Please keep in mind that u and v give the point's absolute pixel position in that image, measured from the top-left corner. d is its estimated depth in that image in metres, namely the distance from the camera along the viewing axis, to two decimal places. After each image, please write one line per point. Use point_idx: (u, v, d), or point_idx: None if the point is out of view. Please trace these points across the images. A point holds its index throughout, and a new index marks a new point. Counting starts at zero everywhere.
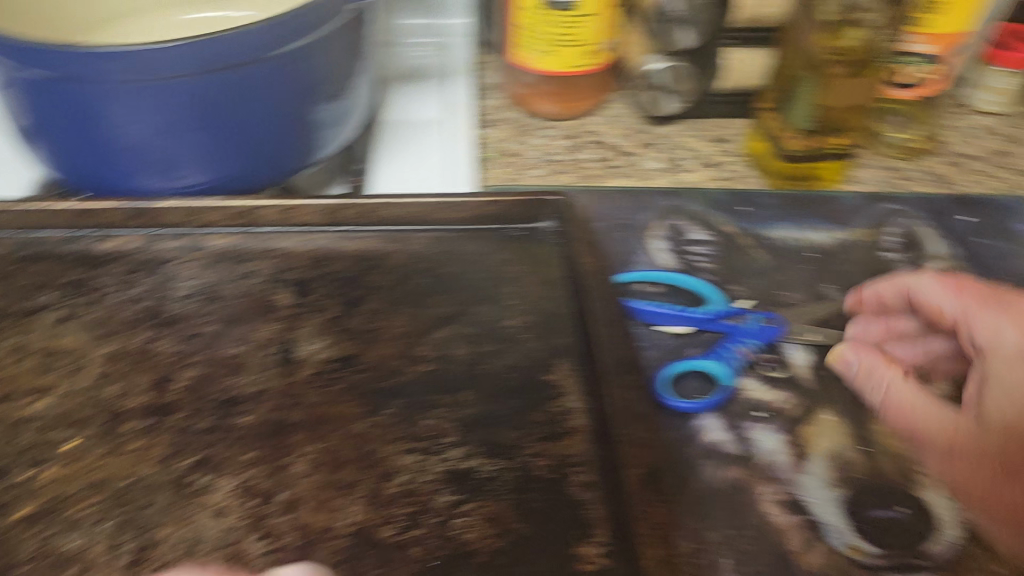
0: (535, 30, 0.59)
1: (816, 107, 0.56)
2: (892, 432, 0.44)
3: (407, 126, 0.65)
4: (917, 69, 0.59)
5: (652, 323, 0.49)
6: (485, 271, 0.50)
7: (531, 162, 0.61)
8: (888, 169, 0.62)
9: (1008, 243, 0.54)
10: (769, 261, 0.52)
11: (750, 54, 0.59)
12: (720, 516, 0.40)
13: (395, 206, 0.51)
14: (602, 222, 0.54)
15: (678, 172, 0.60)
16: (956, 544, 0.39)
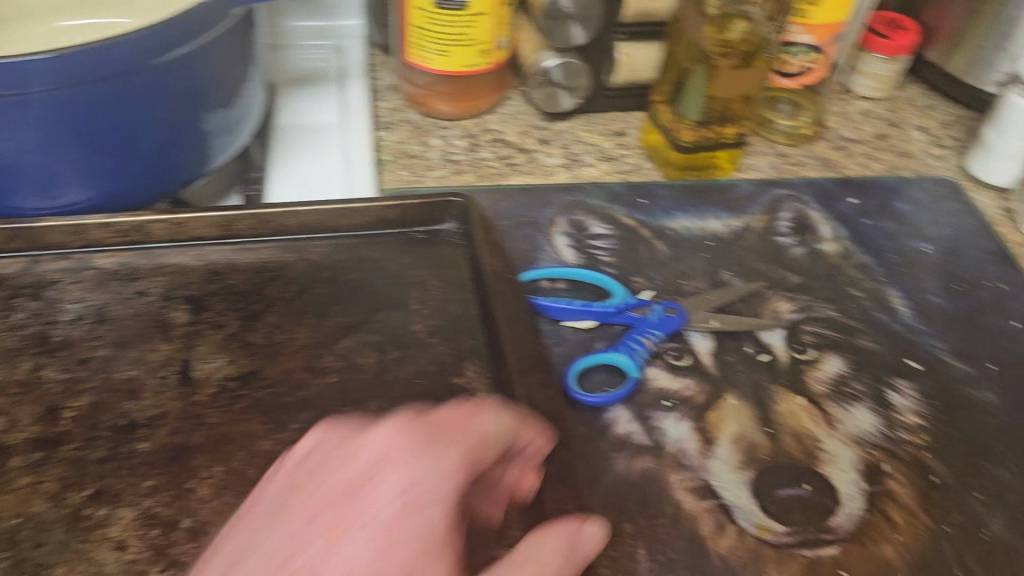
0: (427, 31, 0.58)
1: (706, 98, 0.56)
2: (793, 412, 0.45)
3: (300, 131, 0.63)
4: (800, 59, 0.60)
5: (559, 320, 0.49)
6: (387, 276, 0.49)
7: (430, 163, 0.60)
8: (778, 156, 0.64)
9: (892, 223, 0.56)
10: (670, 251, 0.53)
11: (642, 49, 0.60)
12: (633, 507, 0.40)
13: (291, 215, 0.50)
14: (504, 221, 0.54)
15: (577, 167, 0.61)
16: (857, 516, 0.41)
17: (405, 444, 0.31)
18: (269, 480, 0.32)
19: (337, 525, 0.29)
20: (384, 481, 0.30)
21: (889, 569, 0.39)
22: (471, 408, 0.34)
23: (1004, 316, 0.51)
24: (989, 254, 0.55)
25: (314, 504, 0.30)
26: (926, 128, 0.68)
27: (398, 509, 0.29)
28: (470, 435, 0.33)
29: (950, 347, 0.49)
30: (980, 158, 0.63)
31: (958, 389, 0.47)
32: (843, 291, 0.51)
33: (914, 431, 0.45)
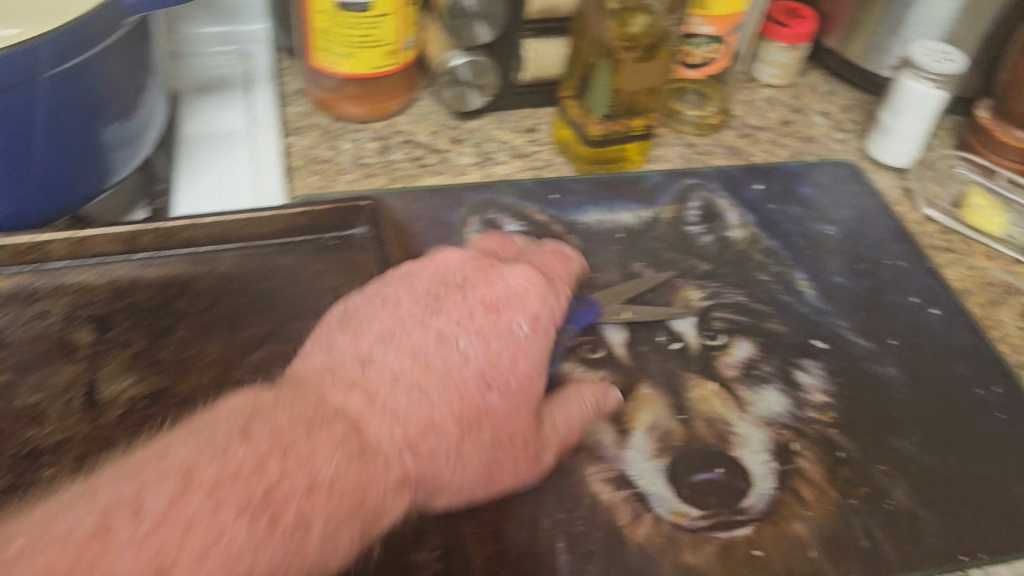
0: (329, 34, 0.57)
1: (612, 93, 0.56)
2: (705, 398, 0.46)
3: (207, 140, 0.62)
4: (703, 50, 0.61)
5: None
6: (299, 285, 0.49)
7: (341, 167, 0.59)
8: (687, 146, 0.65)
9: (797, 207, 0.58)
10: (582, 245, 0.53)
11: (549, 44, 0.60)
12: (551, 501, 0.41)
13: (198, 227, 0.49)
14: (417, 222, 0.54)
15: (489, 166, 0.61)
16: (769, 495, 0.42)
17: (540, 287, 0.43)
18: (410, 286, 0.42)
19: (483, 330, 0.40)
20: (514, 316, 0.41)
21: (800, 544, 0.40)
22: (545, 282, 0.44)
23: (904, 293, 0.53)
24: (890, 233, 0.57)
25: (461, 309, 0.41)
26: (828, 113, 0.70)
27: (526, 329, 0.41)
28: (548, 298, 0.43)
29: (854, 325, 0.51)
30: (879, 140, 0.65)
31: (862, 366, 0.48)
32: (751, 277, 0.53)
33: (822, 409, 0.46)
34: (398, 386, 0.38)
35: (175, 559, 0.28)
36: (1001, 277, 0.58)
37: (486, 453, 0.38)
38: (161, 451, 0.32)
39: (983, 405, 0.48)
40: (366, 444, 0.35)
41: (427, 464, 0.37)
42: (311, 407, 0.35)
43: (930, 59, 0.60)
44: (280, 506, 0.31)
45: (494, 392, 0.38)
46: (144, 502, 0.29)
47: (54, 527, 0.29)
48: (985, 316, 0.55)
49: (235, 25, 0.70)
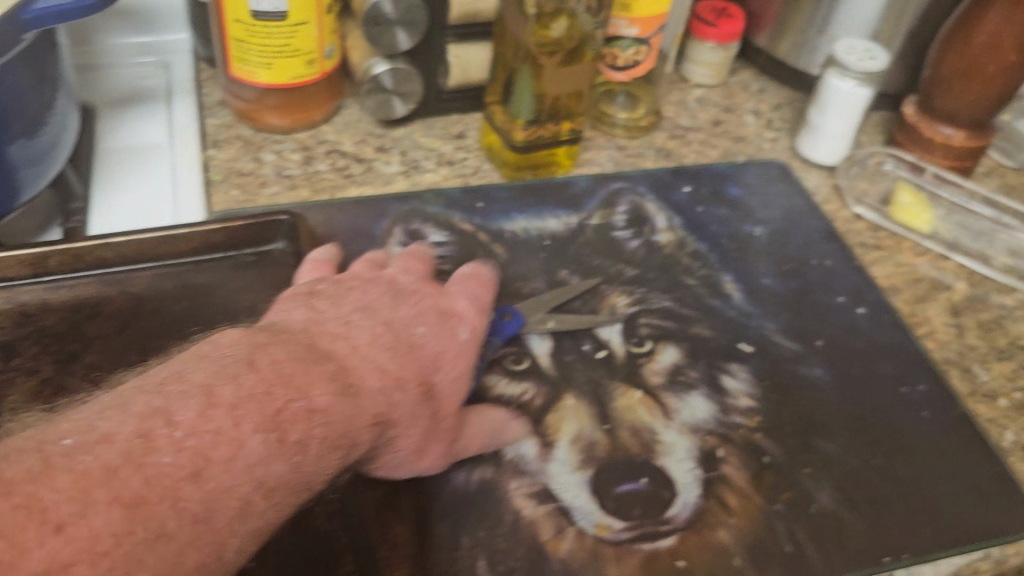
0: (246, 44, 0.56)
1: (536, 98, 0.55)
2: (630, 407, 0.45)
3: (124, 153, 0.60)
4: (628, 52, 0.61)
5: None
6: (215, 304, 0.47)
7: (264, 180, 0.58)
8: (618, 149, 0.64)
9: (725, 208, 0.58)
10: (507, 254, 0.53)
11: (472, 48, 0.59)
12: (472, 519, 0.40)
13: (107, 247, 0.47)
14: (339, 235, 0.53)
15: (416, 174, 0.60)
16: (693, 504, 0.42)
17: (475, 305, 0.46)
18: (372, 281, 0.44)
19: (437, 325, 0.42)
20: (458, 323, 0.43)
21: (723, 552, 0.40)
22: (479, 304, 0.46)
23: (831, 292, 0.53)
24: (817, 232, 0.57)
25: (419, 303, 0.43)
26: (758, 112, 0.70)
27: (467, 334, 0.43)
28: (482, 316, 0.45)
29: (780, 326, 0.50)
30: (808, 138, 0.65)
31: (789, 368, 0.48)
32: (678, 281, 0.52)
33: (748, 413, 0.46)
34: (376, 347, 0.38)
35: (206, 463, 0.30)
36: (928, 272, 0.59)
37: (429, 425, 0.39)
38: (177, 371, 0.33)
39: (907, 403, 0.48)
40: (356, 383, 0.35)
41: (395, 416, 0.37)
42: (305, 346, 0.36)
43: (855, 57, 0.60)
44: (291, 426, 0.32)
45: (441, 374, 0.40)
46: (174, 413, 0.31)
47: (94, 429, 0.29)
48: (911, 313, 0.55)
49: (155, 36, 0.68)
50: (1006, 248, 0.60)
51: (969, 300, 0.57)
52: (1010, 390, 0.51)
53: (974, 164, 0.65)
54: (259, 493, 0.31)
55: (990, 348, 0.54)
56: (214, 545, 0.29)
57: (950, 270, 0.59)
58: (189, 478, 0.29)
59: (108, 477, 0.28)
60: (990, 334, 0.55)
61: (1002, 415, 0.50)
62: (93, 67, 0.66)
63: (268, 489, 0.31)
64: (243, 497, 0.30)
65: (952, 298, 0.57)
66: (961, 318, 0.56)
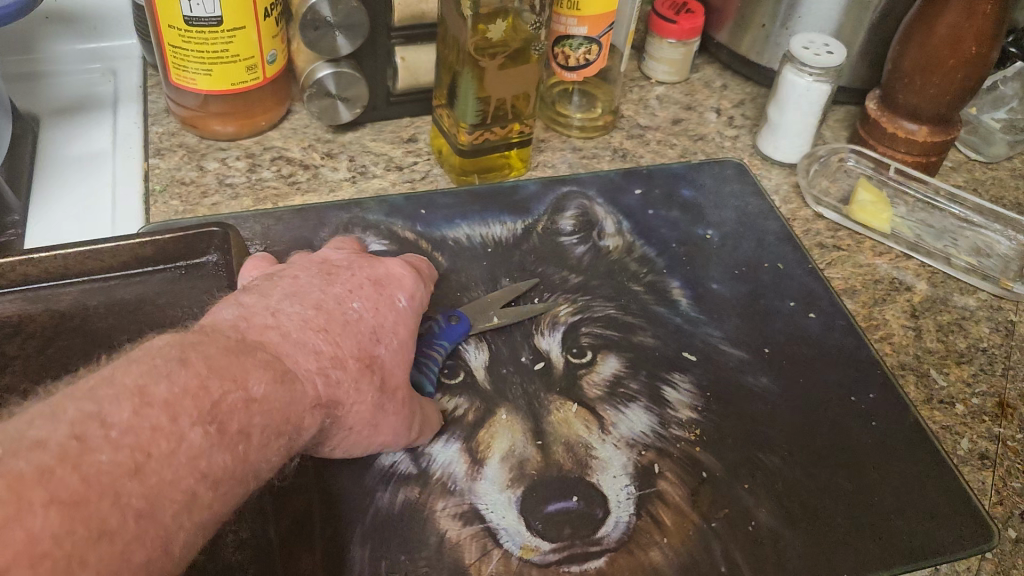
0: (182, 51, 0.54)
1: (479, 103, 0.54)
2: (566, 421, 0.44)
3: (63, 165, 0.59)
4: (579, 51, 0.59)
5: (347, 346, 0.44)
6: (141, 319, 0.46)
7: (206, 189, 0.57)
8: (574, 150, 0.63)
9: (676, 211, 0.56)
10: (449, 262, 0.51)
11: (418, 51, 0.58)
12: (393, 542, 0.39)
13: (32, 263, 0.47)
14: (275, 246, 0.51)
15: (363, 180, 0.59)
16: (626, 522, 0.40)
17: (412, 271, 0.44)
18: (300, 267, 0.40)
19: (372, 298, 0.39)
20: (395, 290, 0.41)
21: (654, 572, 0.39)
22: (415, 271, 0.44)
23: (783, 296, 0.52)
24: (773, 234, 0.56)
25: (351, 280, 0.40)
26: (720, 109, 0.68)
27: (406, 302, 0.41)
28: (418, 285, 0.44)
29: (725, 334, 0.49)
30: (768, 137, 0.63)
31: (732, 378, 0.47)
32: (624, 288, 0.51)
33: (688, 426, 0.44)
34: (309, 330, 0.35)
35: (147, 458, 0.26)
36: (888, 273, 0.57)
37: (377, 398, 0.37)
38: (97, 374, 0.28)
39: (856, 413, 0.46)
40: (291, 369, 0.33)
41: (335, 395, 0.34)
42: (234, 340, 0.32)
43: (811, 53, 0.58)
44: (227, 417, 0.29)
45: (385, 346, 0.38)
46: (105, 413, 0.26)
47: (20, 437, 0.24)
48: (869, 316, 0.54)
49: (102, 42, 0.67)
50: (971, 247, 0.58)
51: (930, 301, 0.55)
52: (967, 395, 0.50)
53: (941, 160, 0.63)
54: (204, 484, 0.27)
55: (949, 351, 0.52)
56: (160, 542, 0.26)
57: (911, 270, 0.57)
58: (132, 474, 0.25)
59: (46, 479, 0.23)
60: (949, 337, 0.53)
61: (956, 422, 0.48)
62: (38, 76, 0.65)
63: (212, 480, 0.28)
64: (185, 491, 0.27)
65: (912, 300, 0.55)
66: (919, 320, 0.54)
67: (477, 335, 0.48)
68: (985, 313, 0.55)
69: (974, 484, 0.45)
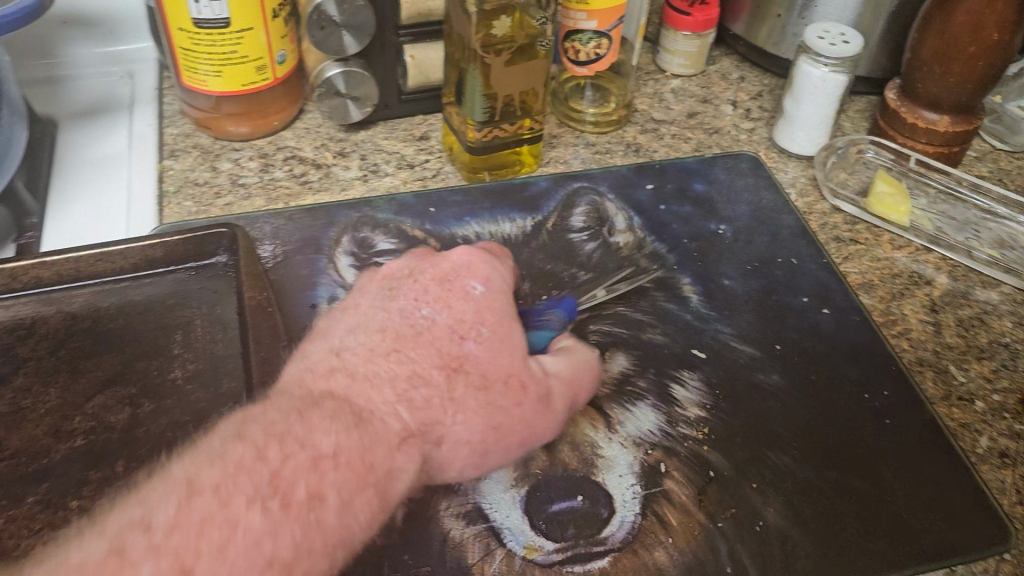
0: (191, 54, 0.54)
1: (486, 100, 0.53)
2: (572, 420, 0.44)
3: (81, 167, 0.60)
4: (589, 45, 0.58)
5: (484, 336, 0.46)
6: (151, 320, 0.47)
7: (219, 190, 0.57)
8: (587, 146, 0.62)
9: (688, 206, 0.56)
10: None
11: (427, 48, 0.58)
12: (395, 542, 0.39)
13: (44, 265, 0.47)
14: (284, 246, 0.52)
15: (375, 179, 0.59)
16: (631, 522, 0.40)
17: (480, 255, 0.44)
18: (360, 292, 0.43)
19: (440, 299, 0.41)
20: (467, 280, 0.42)
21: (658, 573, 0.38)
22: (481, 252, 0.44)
23: (796, 292, 0.51)
24: (788, 228, 0.55)
25: (411, 289, 0.42)
26: (736, 102, 0.67)
27: (483, 287, 0.42)
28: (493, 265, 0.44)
29: (735, 330, 0.48)
30: (785, 129, 0.62)
31: (742, 375, 0.46)
32: (634, 284, 0.50)
33: (696, 424, 0.44)
34: (378, 357, 0.39)
35: (197, 555, 0.29)
36: (907, 266, 0.56)
37: (479, 397, 0.38)
38: (161, 480, 0.32)
39: (870, 411, 0.45)
40: (366, 412, 0.36)
41: (426, 415, 0.37)
42: (300, 396, 0.36)
43: (827, 43, 0.57)
44: (289, 486, 0.32)
45: (477, 340, 0.40)
46: (151, 520, 0.30)
47: (65, 563, 0.28)
48: (886, 311, 0.53)
49: (121, 45, 0.68)
50: (994, 239, 0.57)
51: (950, 295, 0.54)
52: (987, 391, 0.49)
53: (963, 150, 0.61)
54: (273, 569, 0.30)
55: (969, 346, 0.51)
56: None
57: (932, 263, 0.56)
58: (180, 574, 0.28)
59: None
60: (970, 332, 0.52)
61: (976, 420, 0.47)
62: (58, 81, 0.66)
63: (283, 562, 0.30)
64: None
65: (931, 294, 0.54)
66: (939, 315, 0.53)
67: None
68: (1009, 307, 0.53)
69: (993, 483, 0.44)
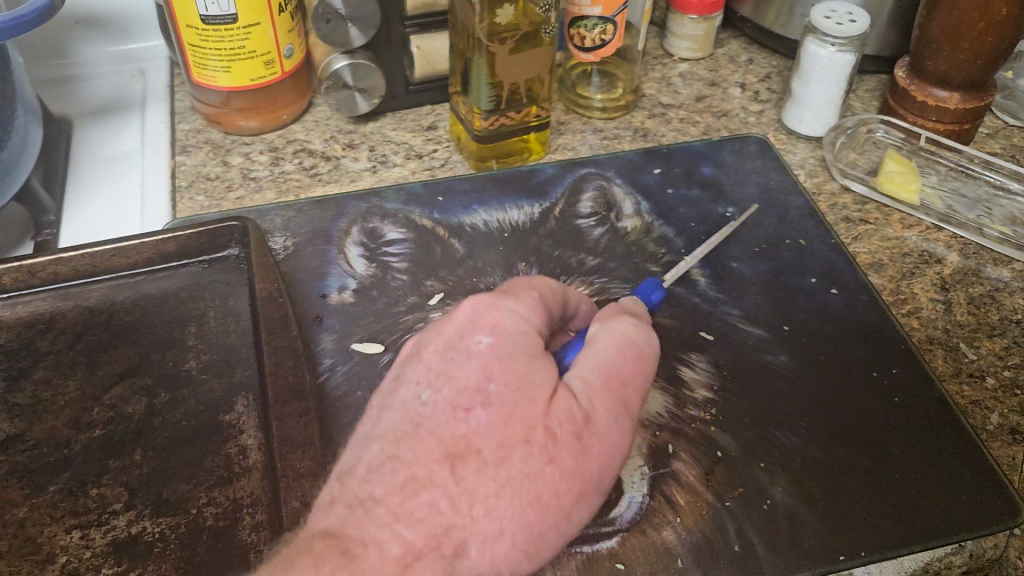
0: (200, 50, 0.55)
1: (491, 88, 0.54)
2: None
3: (97, 165, 0.61)
4: (595, 31, 0.59)
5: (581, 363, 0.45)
6: (166, 313, 0.47)
7: (231, 184, 0.58)
8: (595, 132, 0.62)
9: (696, 189, 0.56)
10: (464, 248, 0.52)
11: (433, 38, 0.58)
12: None
13: (61, 262, 0.49)
14: (294, 238, 0.52)
15: (384, 170, 0.59)
16: (640, 503, 0.40)
17: (486, 298, 0.36)
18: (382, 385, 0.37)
19: (442, 371, 0.34)
20: (473, 335, 0.35)
21: (667, 552, 0.39)
22: (496, 292, 0.37)
23: (804, 273, 0.51)
24: (796, 209, 0.55)
25: (418, 366, 0.35)
26: (745, 84, 0.67)
27: (490, 337, 0.35)
28: (505, 304, 0.36)
29: (743, 312, 0.49)
30: (794, 111, 0.62)
31: (750, 356, 0.46)
32: (642, 268, 0.51)
33: (704, 406, 0.44)
34: (381, 469, 0.33)
35: None
36: (918, 244, 0.56)
37: (497, 475, 0.32)
38: None
39: (878, 388, 0.45)
40: (359, 547, 0.31)
41: (436, 524, 0.31)
42: (299, 542, 0.32)
43: (834, 22, 0.57)
44: None
45: (487, 405, 0.33)
46: None
47: None
48: (896, 290, 0.53)
49: (132, 44, 0.69)
50: (1006, 216, 0.57)
51: (961, 273, 0.54)
52: (998, 368, 0.49)
53: (975, 127, 0.61)
54: None
55: (980, 324, 0.51)
56: None
57: (942, 242, 0.56)
58: None
59: None
60: (981, 309, 0.52)
61: (986, 397, 0.47)
62: (72, 81, 0.67)
63: None
64: None
65: (942, 272, 0.54)
66: (950, 293, 0.53)
67: None
68: (1021, 284, 0.53)
69: (1004, 460, 0.44)
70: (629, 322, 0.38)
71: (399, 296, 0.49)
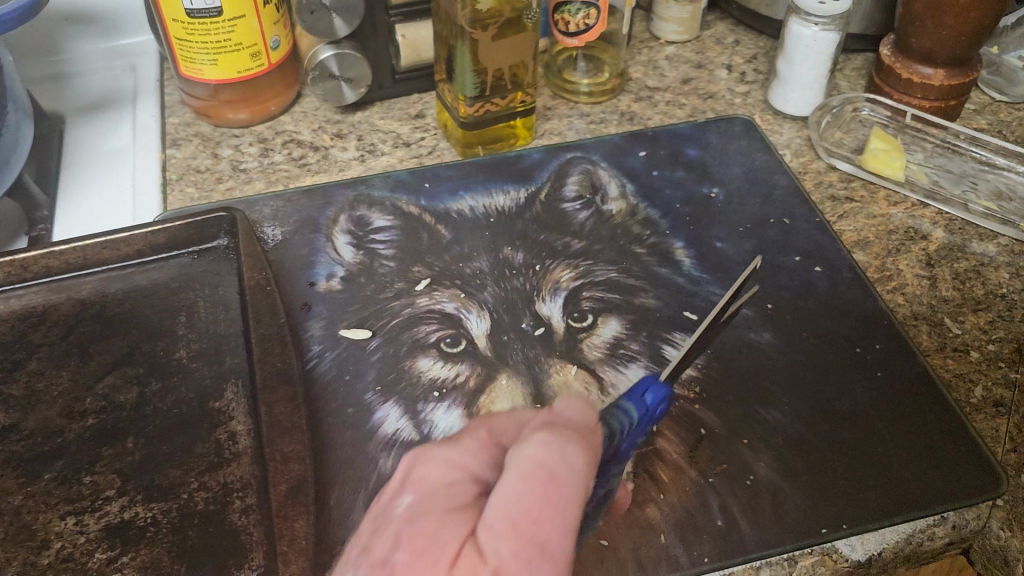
0: (187, 43, 0.56)
1: (475, 75, 0.54)
2: (566, 383, 0.45)
3: (89, 160, 0.61)
4: (579, 15, 0.59)
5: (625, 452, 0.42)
6: (157, 304, 0.48)
7: (220, 176, 0.59)
8: (582, 116, 0.63)
9: (681, 171, 0.56)
10: (450, 234, 0.52)
11: (419, 27, 0.58)
12: None
13: (53, 255, 0.49)
14: (282, 227, 0.53)
15: (372, 159, 0.60)
16: (624, 480, 0.41)
17: (420, 454, 0.37)
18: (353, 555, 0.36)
19: (369, 544, 0.34)
20: (402, 497, 0.35)
21: (650, 528, 0.39)
22: (426, 450, 0.38)
23: (788, 251, 0.51)
24: (781, 189, 0.55)
25: (360, 537, 0.35)
26: (731, 66, 0.67)
27: (413, 495, 0.35)
28: (435, 456, 0.37)
29: (727, 291, 0.49)
30: (779, 91, 0.62)
31: (734, 335, 0.47)
32: (627, 250, 0.51)
33: (688, 384, 0.45)
34: None
35: None
36: (904, 221, 0.56)
37: None
38: None
39: (861, 364, 0.46)
40: None
41: None
42: None
43: (816, 1, 0.57)
44: None
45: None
46: None
47: None
48: (881, 268, 0.53)
49: (122, 39, 0.70)
50: (992, 191, 0.57)
51: (947, 249, 0.54)
52: (983, 342, 0.49)
53: (960, 103, 0.61)
54: None
55: (965, 299, 0.51)
56: None
57: (928, 218, 0.56)
58: None
59: None
60: (966, 284, 0.52)
61: (970, 371, 0.48)
62: (64, 76, 0.68)
63: None
64: None
65: (927, 249, 0.54)
66: (935, 269, 0.53)
67: (478, 304, 0.48)
68: (1006, 259, 0.53)
69: (988, 433, 0.45)
70: (540, 440, 0.34)
71: (386, 283, 0.50)
